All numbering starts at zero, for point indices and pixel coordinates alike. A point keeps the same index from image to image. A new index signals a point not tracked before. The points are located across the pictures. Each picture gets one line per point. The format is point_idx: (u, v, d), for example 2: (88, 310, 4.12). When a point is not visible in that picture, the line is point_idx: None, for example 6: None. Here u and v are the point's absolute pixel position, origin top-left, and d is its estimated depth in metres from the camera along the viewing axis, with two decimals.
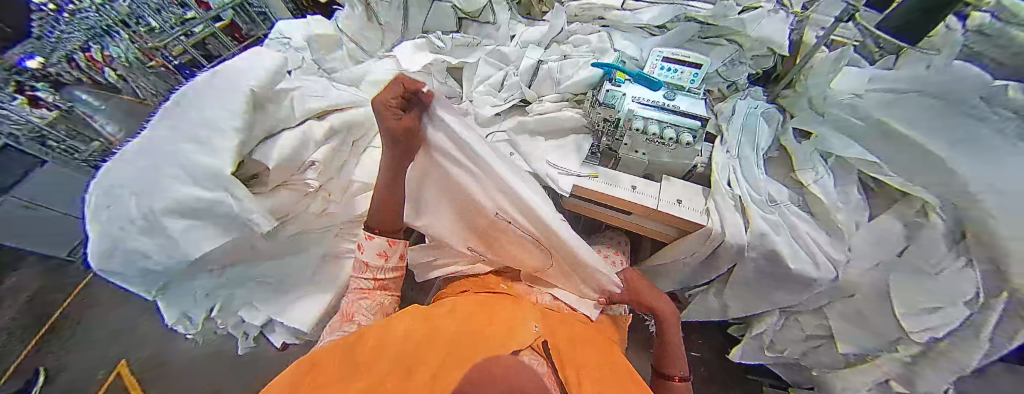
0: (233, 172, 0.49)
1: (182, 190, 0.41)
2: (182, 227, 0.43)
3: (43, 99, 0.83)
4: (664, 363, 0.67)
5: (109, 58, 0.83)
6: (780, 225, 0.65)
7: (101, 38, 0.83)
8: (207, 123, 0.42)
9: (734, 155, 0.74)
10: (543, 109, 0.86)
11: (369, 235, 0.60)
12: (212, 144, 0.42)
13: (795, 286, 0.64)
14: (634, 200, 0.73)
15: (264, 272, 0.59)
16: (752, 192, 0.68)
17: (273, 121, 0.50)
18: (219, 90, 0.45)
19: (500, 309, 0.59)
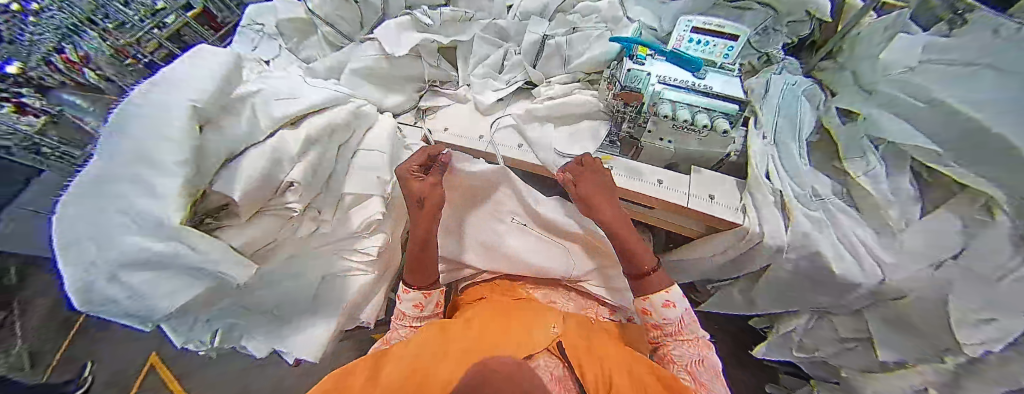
0: (192, 208, 0.40)
1: (135, 242, 0.34)
2: (144, 279, 0.36)
3: (29, 104, 0.55)
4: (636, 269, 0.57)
5: (83, 57, 0.60)
6: (824, 223, 0.58)
7: (68, 37, 0.59)
8: (150, 159, 0.35)
9: (771, 141, 0.65)
10: (552, 92, 0.76)
11: (405, 288, 0.60)
12: (157, 189, 0.35)
13: (836, 288, 0.59)
14: (661, 197, 0.65)
15: (262, 305, 0.53)
16: (795, 186, 0.61)
17: (230, 141, 0.41)
18: (156, 118, 0.37)
19: (515, 318, 0.58)
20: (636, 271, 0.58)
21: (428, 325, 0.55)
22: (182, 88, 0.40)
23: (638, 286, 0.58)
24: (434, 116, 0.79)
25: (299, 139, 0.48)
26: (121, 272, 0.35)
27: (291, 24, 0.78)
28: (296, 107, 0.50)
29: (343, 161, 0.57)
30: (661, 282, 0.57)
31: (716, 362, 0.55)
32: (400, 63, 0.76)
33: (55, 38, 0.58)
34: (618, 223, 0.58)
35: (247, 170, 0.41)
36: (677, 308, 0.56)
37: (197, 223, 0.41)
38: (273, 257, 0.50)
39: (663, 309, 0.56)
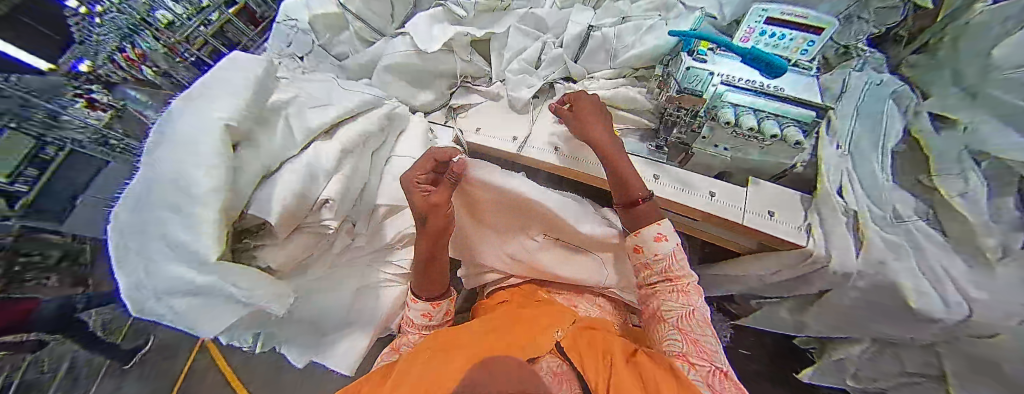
0: (230, 229, 0.42)
1: (174, 271, 0.34)
2: (190, 307, 0.36)
3: (99, 100, 0.61)
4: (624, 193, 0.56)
5: (142, 56, 0.63)
6: (906, 249, 0.51)
7: (131, 37, 0.62)
8: (181, 183, 0.34)
9: (845, 152, 0.58)
10: (596, 86, 0.70)
11: (414, 297, 0.58)
12: (190, 217, 0.34)
13: (909, 322, 0.53)
14: (714, 211, 0.60)
15: (302, 314, 0.57)
16: (873, 206, 0.54)
17: (268, 157, 0.43)
18: (193, 136, 0.36)
19: (531, 319, 0.55)
20: (627, 197, 0.56)
21: (432, 336, 0.51)
22: (215, 101, 0.39)
23: (632, 215, 0.56)
24: (464, 114, 0.80)
25: (335, 152, 0.49)
26: (171, 298, 0.35)
27: (322, 19, 0.77)
28: (330, 114, 0.52)
29: (377, 167, 0.59)
30: (653, 212, 0.55)
31: (705, 310, 0.51)
32: (432, 59, 0.73)
33: (120, 37, 0.62)
34: (612, 149, 0.57)
35: (284, 192, 0.42)
36: (670, 242, 0.53)
37: (235, 242, 0.44)
38: (311, 268, 0.54)
39: (654, 243, 0.53)
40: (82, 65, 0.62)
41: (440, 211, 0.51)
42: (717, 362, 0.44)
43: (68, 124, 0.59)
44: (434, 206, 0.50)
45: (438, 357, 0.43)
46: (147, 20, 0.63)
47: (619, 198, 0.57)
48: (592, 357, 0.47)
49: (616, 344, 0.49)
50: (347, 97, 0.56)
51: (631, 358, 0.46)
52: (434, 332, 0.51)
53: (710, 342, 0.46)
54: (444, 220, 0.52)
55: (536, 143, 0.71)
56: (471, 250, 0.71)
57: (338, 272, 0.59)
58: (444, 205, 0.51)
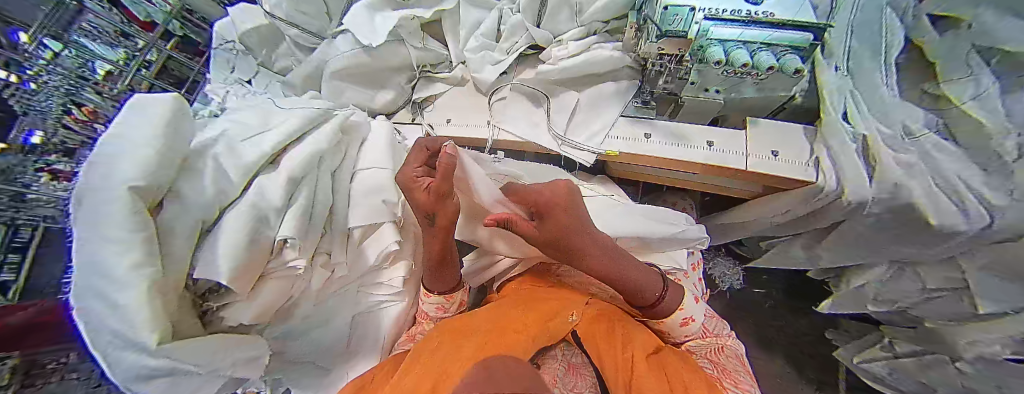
0: (188, 297, 0.39)
1: (129, 358, 0.31)
2: (163, 385, 0.34)
3: (63, 170, 0.46)
4: (635, 293, 0.49)
5: (92, 112, 0.51)
6: (919, 168, 0.47)
7: (75, 94, 0.49)
8: (99, 267, 0.30)
9: (845, 73, 0.54)
10: (565, 54, 0.63)
11: (426, 292, 0.54)
12: (113, 301, 0.30)
13: (926, 239, 0.51)
14: (714, 162, 0.56)
15: (298, 353, 0.55)
16: (881, 125, 0.50)
17: (201, 209, 0.38)
18: (93, 212, 0.30)
19: (540, 301, 0.53)
20: (642, 301, 0.50)
21: (438, 325, 0.49)
22: (121, 161, 0.32)
23: (648, 314, 0.51)
24: (431, 109, 0.74)
25: (280, 185, 0.44)
26: (138, 382, 0.33)
27: (255, 34, 0.70)
28: (267, 145, 0.46)
29: (342, 188, 0.55)
30: (675, 301, 0.50)
31: (738, 347, 0.53)
32: (381, 53, 0.67)
33: (64, 94, 0.48)
34: (610, 267, 0.48)
35: (228, 247, 0.37)
36: (696, 321, 0.51)
37: (196, 308, 0.40)
38: (297, 309, 0.51)
39: (681, 327, 0.51)
40: (33, 136, 0.45)
41: (450, 202, 0.45)
42: (752, 387, 0.44)
43: (37, 206, 0.43)
44: (442, 197, 0.44)
45: (448, 347, 0.43)
46: (83, 74, 0.50)
47: (632, 301, 0.51)
48: (609, 349, 0.44)
49: (638, 337, 0.47)
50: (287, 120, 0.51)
51: (655, 357, 0.44)
52: (440, 323, 0.49)
53: (742, 373, 0.47)
54: (450, 210, 0.46)
55: (514, 127, 0.66)
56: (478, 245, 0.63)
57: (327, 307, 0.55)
58: (451, 195, 0.45)
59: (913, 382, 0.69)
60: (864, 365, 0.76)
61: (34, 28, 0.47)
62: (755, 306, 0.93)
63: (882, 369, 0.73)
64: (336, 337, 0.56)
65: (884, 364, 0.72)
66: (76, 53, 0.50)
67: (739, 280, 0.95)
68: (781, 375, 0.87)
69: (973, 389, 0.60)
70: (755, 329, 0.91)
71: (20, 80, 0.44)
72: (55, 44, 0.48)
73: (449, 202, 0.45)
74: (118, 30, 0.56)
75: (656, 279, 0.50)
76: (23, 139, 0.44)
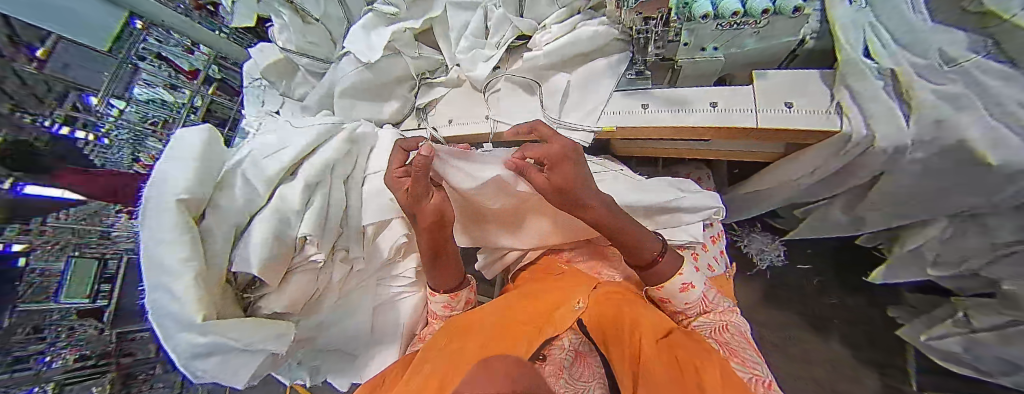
0: (232, 290, 0.44)
1: (183, 338, 0.36)
2: (213, 363, 0.38)
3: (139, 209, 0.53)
4: (634, 254, 0.46)
5: (155, 157, 0.57)
6: (965, 99, 0.40)
7: (140, 145, 0.56)
8: (153, 265, 0.35)
9: (862, 4, 0.48)
10: (550, 38, 0.62)
11: (432, 291, 0.54)
12: (164, 293, 0.35)
13: (985, 185, 0.44)
14: (722, 123, 0.52)
15: (329, 344, 0.58)
16: (910, 55, 0.44)
17: (235, 214, 0.43)
18: (152, 220, 0.36)
19: (544, 292, 0.50)
20: (639, 263, 0.47)
21: (450, 321, 0.47)
22: (173, 176, 0.38)
23: (644, 278, 0.48)
24: (434, 111, 0.76)
25: (299, 189, 0.47)
26: (196, 360, 0.37)
27: (274, 67, 0.76)
28: (285, 158, 0.49)
29: (355, 192, 0.58)
30: (673, 265, 0.47)
31: (742, 324, 0.48)
32: (382, 67, 0.70)
33: (131, 147, 0.54)
34: (610, 222, 0.44)
35: (258, 243, 0.41)
36: (696, 287, 0.47)
37: (238, 301, 0.45)
38: (324, 301, 0.55)
39: (680, 293, 0.47)
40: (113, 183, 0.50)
41: (428, 201, 0.44)
42: (760, 366, 0.39)
43: (121, 240, 0.51)
44: (416, 199, 0.43)
45: (455, 342, 0.40)
46: (145, 126, 0.57)
47: (630, 261, 0.48)
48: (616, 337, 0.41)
49: (648, 316, 0.43)
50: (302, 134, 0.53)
51: (667, 333, 0.40)
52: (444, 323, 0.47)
53: (748, 352, 0.42)
54: (433, 216, 0.44)
55: (511, 118, 0.65)
56: (481, 237, 0.62)
57: (350, 299, 0.58)
58: (427, 195, 0.43)
59: (994, 359, 0.60)
60: (933, 342, 0.67)
61: (100, 92, 0.51)
62: (802, 283, 0.84)
63: (956, 346, 0.64)
64: (362, 327, 0.59)
65: (958, 341, 0.63)
66: (137, 108, 0.56)
67: (781, 256, 0.86)
68: (838, 360, 0.78)
69: None
70: (803, 310, 0.83)
71: (95, 137, 0.49)
72: (119, 103, 0.54)
73: (425, 207, 0.43)
74: (167, 83, 0.62)
75: (655, 239, 0.47)
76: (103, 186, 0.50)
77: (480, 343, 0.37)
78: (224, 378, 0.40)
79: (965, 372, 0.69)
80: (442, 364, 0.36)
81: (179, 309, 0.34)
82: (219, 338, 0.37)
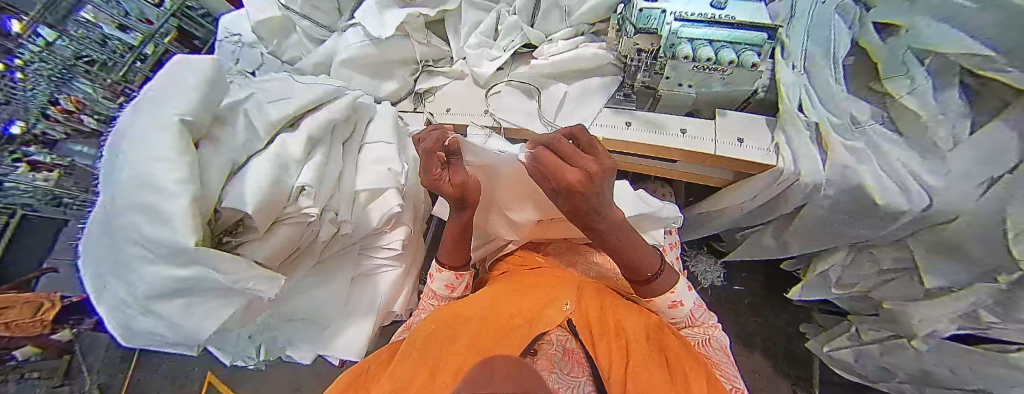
0: (208, 233, 0.40)
1: (156, 270, 0.33)
2: (179, 306, 0.36)
3: (41, 160, 0.58)
4: (637, 264, 0.47)
5: (77, 102, 0.56)
6: (866, 152, 0.54)
7: (65, 82, 0.55)
8: (143, 183, 0.32)
9: (801, 71, 0.61)
10: (556, 51, 0.70)
11: (438, 267, 0.54)
12: (147, 217, 0.32)
13: (876, 220, 0.57)
14: (686, 146, 0.62)
15: (298, 310, 0.56)
16: (830, 115, 0.58)
17: (233, 151, 0.40)
18: (140, 136, 0.33)
19: (534, 286, 0.53)
20: (637, 278, 0.49)
21: (439, 308, 0.50)
22: (175, 98, 0.36)
23: (649, 290, 0.49)
24: (433, 98, 0.80)
25: (302, 142, 0.47)
26: (155, 302, 0.35)
27: (267, 24, 0.73)
28: (291, 107, 0.49)
29: (352, 157, 0.58)
30: (669, 281, 0.49)
31: (722, 339, 0.55)
32: (387, 46, 0.72)
33: (51, 87, 0.54)
34: (617, 233, 0.44)
35: (255, 185, 0.39)
36: (685, 305, 0.51)
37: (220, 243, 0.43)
38: (302, 261, 0.53)
39: (669, 308, 0.51)
40: (13, 126, 0.54)
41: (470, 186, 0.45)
42: (739, 381, 0.46)
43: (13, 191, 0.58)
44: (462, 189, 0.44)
45: (442, 334, 0.42)
46: (71, 65, 0.55)
47: (630, 276, 0.49)
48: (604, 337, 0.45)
49: (631, 322, 0.47)
50: (307, 92, 0.54)
51: (653, 338, 0.44)
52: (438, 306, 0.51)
53: (729, 368, 0.49)
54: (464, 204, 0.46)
55: (510, 115, 0.71)
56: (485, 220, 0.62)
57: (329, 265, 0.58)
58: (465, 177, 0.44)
59: (877, 368, 0.74)
60: (833, 354, 0.81)
61: (28, 18, 0.52)
62: (736, 301, 0.96)
63: (850, 357, 0.78)
64: (336, 297, 0.58)
65: (851, 351, 0.77)
66: (69, 43, 0.56)
67: (721, 276, 0.99)
68: (759, 370, 0.90)
69: (932, 370, 0.65)
70: (737, 326, 0.94)
71: (7, 67, 0.51)
72: (49, 33, 0.54)
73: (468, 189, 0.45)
74: (117, 23, 0.62)
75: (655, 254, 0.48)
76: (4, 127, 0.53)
77: (476, 330, 0.41)
78: (186, 328, 0.37)
79: (853, 380, 0.84)
80: (437, 344, 0.40)
81: (153, 245, 0.32)
82: (208, 270, 0.35)
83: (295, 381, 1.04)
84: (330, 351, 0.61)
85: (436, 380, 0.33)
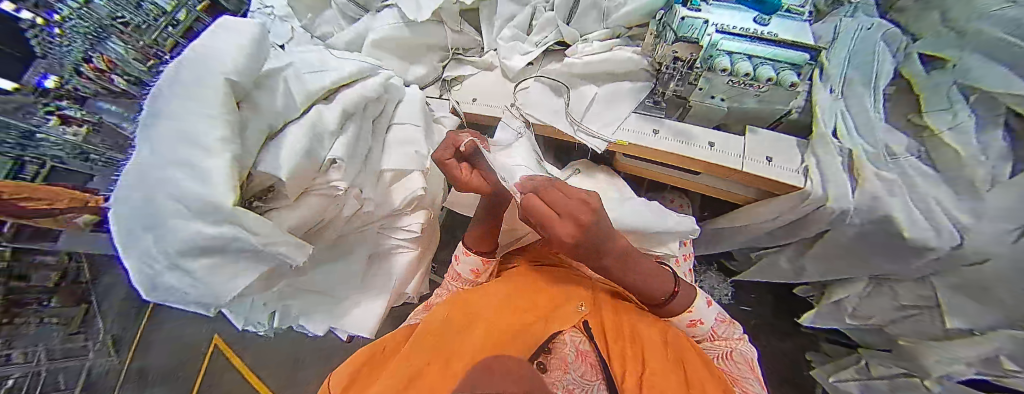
0: (238, 195, 0.39)
1: (187, 227, 0.32)
2: (207, 264, 0.35)
3: (72, 116, 0.59)
4: (649, 290, 0.46)
5: (109, 62, 0.58)
6: (899, 184, 0.53)
7: (103, 39, 0.57)
8: (187, 135, 0.32)
9: (838, 95, 0.60)
10: (591, 51, 0.69)
11: (466, 250, 0.56)
12: (195, 167, 0.31)
13: (902, 253, 0.55)
14: (711, 158, 0.61)
15: (314, 284, 0.56)
16: (866, 144, 0.56)
17: (271, 116, 0.40)
18: (183, 90, 0.33)
19: (551, 282, 0.53)
20: (649, 302, 0.48)
21: (455, 295, 0.50)
22: (218, 56, 0.36)
23: (666, 309, 0.48)
24: (459, 86, 0.80)
25: (336, 114, 0.47)
26: (183, 259, 0.34)
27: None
28: (327, 80, 0.50)
29: (380, 136, 0.58)
30: (686, 300, 0.48)
31: (749, 351, 0.52)
32: (421, 30, 0.74)
33: (86, 45, 0.56)
34: (623, 263, 0.42)
35: (292, 151, 0.39)
36: (704, 325, 0.51)
37: (247, 206, 0.41)
38: (321, 237, 0.53)
39: (688, 328, 0.51)
40: (47, 80, 0.57)
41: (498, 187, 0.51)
42: None
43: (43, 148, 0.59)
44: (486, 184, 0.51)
45: (456, 324, 0.42)
46: (108, 22, 0.57)
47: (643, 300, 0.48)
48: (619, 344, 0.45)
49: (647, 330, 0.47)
50: (344, 64, 0.54)
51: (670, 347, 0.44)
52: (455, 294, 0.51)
53: (750, 385, 0.47)
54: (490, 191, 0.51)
55: (537, 111, 0.70)
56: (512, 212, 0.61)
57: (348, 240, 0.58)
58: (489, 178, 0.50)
59: None
60: (839, 384, 0.79)
61: None
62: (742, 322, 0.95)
63: (855, 389, 0.76)
64: (353, 271, 0.59)
65: (858, 384, 0.76)
66: (106, 2, 0.57)
67: (728, 296, 0.97)
68: None
69: None
70: None
71: (45, 22, 0.53)
72: None
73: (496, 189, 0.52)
74: None
75: (667, 278, 0.47)
76: (39, 81, 0.56)
77: (491, 322, 0.41)
78: (214, 287, 0.37)
79: None
80: (454, 331, 0.41)
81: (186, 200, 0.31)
82: (237, 230, 0.35)
83: (296, 353, 1.06)
84: (343, 325, 0.62)
85: (452, 369, 0.34)
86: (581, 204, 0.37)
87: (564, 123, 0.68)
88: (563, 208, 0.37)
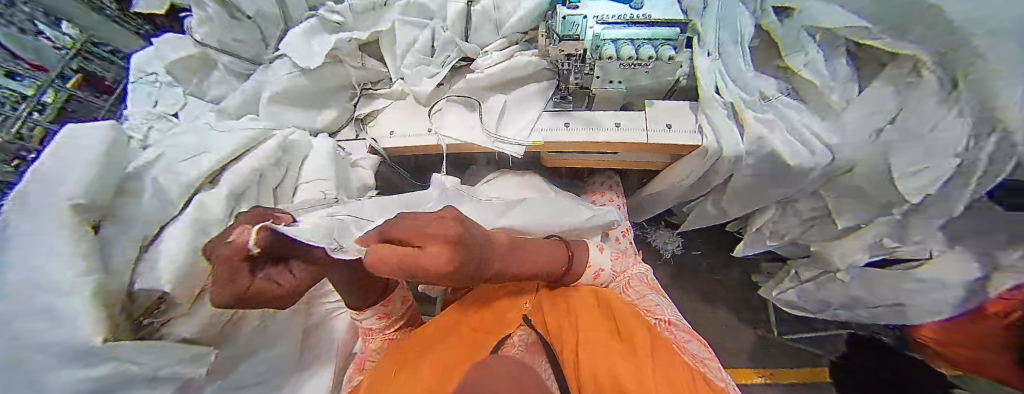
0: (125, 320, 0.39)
1: (76, 372, 0.34)
2: None
3: None
4: (546, 267, 0.51)
5: None
6: (775, 122, 0.61)
7: None
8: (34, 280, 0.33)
9: (716, 57, 0.66)
10: (490, 63, 0.72)
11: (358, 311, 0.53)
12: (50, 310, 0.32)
13: (792, 178, 0.64)
14: (619, 139, 0.66)
15: (250, 375, 0.54)
16: (743, 93, 0.64)
17: (144, 224, 0.42)
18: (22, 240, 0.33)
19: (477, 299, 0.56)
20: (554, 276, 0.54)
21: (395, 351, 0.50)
22: (60, 180, 0.36)
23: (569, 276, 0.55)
24: (375, 122, 0.78)
25: (220, 199, 0.48)
26: None
27: (183, 64, 0.67)
28: (205, 163, 0.50)
29: (284, 201, 0.59)
30: (583, 260, 0.57)
31: (642, 271, 0.69)
32: (320, 75, 0.72)
33: None
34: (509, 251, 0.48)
35: (172, 256, 0.41)
36: (604, 270, 0.60)
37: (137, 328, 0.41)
38: (241, 325, 0.52)
39: (594, 279, 0.59)
40: None
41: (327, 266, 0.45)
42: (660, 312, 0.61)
43: None
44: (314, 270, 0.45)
45: (405, 378, 0.42)
46: None
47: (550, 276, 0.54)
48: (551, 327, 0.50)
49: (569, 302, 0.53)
50: (223, 138, 0.54)
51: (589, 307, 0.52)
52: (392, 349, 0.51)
53: (651, 298, 0.63)
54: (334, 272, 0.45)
55: (453, 131, 0.71)
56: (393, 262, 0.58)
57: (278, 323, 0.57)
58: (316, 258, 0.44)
59: (816, 301, 0.83)
60: (781, 295, 0.90)
61: None
62: (694, 265, 1.06)
63: (794, 295, 0.87)
64: (289, 349, 0.58)
65: (794, 291, 0.86)
66: None
67: (679, 246, 1.07)
68: (725, 321, 1.01)
69: (858, 296, 0.74)
70: (698, 286, 1.04)
71: None
72: None
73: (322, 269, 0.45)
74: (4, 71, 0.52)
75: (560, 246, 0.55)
76: None
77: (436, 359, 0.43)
78: None
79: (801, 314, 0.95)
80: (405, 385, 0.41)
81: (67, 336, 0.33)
82: (122, 365, 0.37)
83: None
84: None
85: None
86: (442, 226, 0.39)
87: (480, 136, 0.70)
88: (442, 226, 0.39)
